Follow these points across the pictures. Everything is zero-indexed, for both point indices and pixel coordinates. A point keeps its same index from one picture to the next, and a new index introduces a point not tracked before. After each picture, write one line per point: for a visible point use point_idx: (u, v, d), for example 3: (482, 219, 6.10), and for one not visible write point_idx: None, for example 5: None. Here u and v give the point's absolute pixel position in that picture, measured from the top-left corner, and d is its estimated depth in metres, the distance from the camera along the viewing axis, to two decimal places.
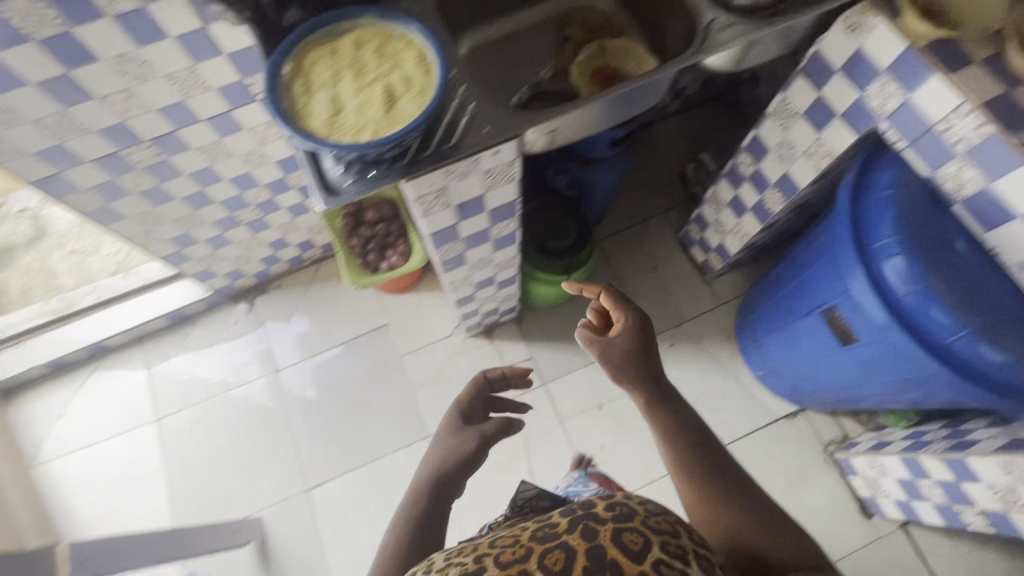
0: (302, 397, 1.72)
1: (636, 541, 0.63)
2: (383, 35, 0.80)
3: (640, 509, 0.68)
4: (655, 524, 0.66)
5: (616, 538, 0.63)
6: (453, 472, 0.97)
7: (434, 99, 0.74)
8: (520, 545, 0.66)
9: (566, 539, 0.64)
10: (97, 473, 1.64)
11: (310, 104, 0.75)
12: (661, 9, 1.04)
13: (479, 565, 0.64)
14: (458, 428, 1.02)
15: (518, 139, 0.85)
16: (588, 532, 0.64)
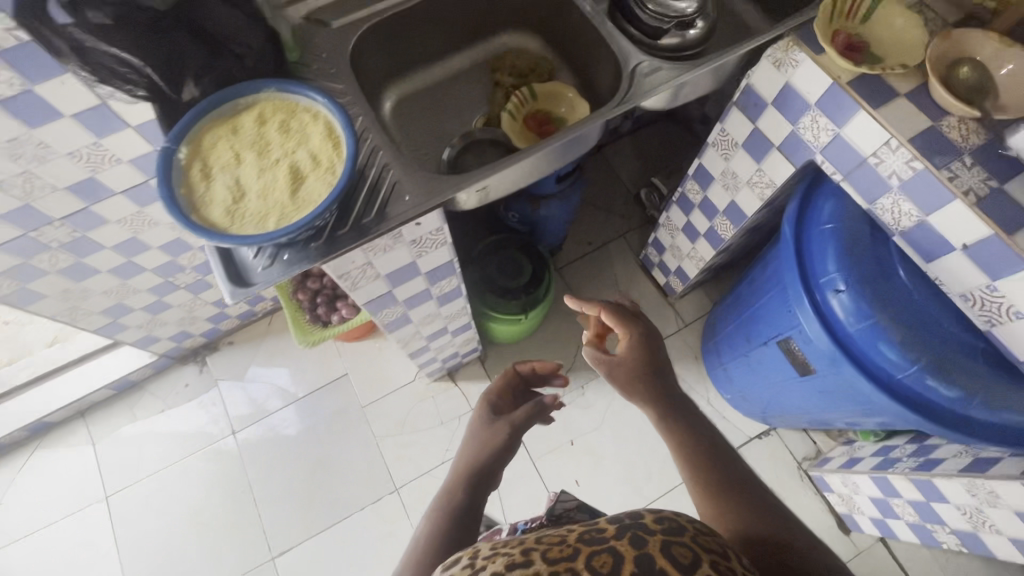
0: (262, 458, 1.65)
1: (690, 559, 0.52)
2: (288, 108, 0.75)
3: (691, 526, 0.58)
4: (707, 543, 0.55)
5: (669, 551, 0.52)
6: (485, 466, 0.86)
7: (343, 179, 0.69)
8: (568, 543, 0.55)
9: (616, 545, 0.53)
10: (44, 563, 1.53)
11: (211, 191, 0.70)
12: (588, 51, 1.01)
13: (523, 558, 0.53)
14: (490, 419, 0.91)
15: (442, 206, 0.81)
16: (640, 540, 0.53)
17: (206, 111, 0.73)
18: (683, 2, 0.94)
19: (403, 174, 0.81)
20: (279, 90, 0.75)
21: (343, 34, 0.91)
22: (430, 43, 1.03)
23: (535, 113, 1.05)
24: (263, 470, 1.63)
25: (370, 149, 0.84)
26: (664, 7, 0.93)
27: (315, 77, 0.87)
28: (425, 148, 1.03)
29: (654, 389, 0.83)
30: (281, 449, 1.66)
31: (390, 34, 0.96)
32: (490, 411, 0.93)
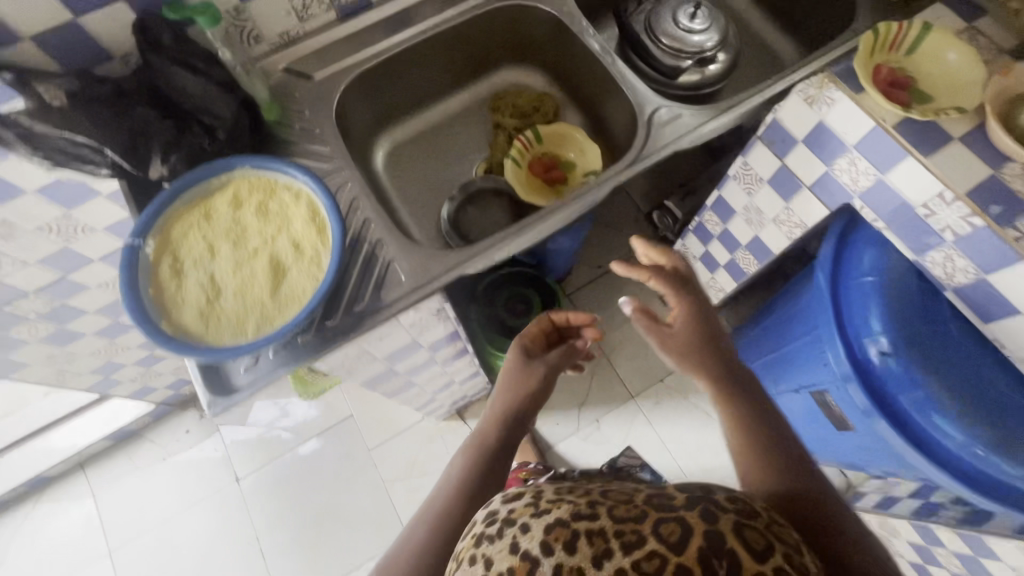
0: (268, 507, 1.59)
1: (762, 544, 0.39)
2: (266, 187, 0.67)
3: (764, 509, 0.45)
4: (780, 532, 0.42)
5: (742, 533, 0.40)
6: (520, 413, 0.78)
7: (330, 273, 0.61)
8: (635, 502, 0.43)
9: (687, 513, 0.41)
10: None
11: (183, 292, 0.62)
12: (596, 89, 0.92)
13: (589, 511, 0.42)
14: (527, 361, 0.83)
15: (441, 287, 0.72)
16: (711, 514, 0.41)
17: (173, 196, 0.65)
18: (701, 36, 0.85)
19: (398, 249, 0.73)
20: (254, 167, 0.67)
21: (326, 89, 0.83)
22: (422, 86, 0.95)
23: (540, 158, 0.95)
24: (269, 518, 1.57)
25: (361, 222, 0.75)
26: (680, 43, 0.84)
27: (298, 139, 0.79)
28: (424, 202, 0.94)
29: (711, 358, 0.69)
30: (287, 497, 1.59)
31: (376, 82, 0.88)
32: (524, 350, 0.84)
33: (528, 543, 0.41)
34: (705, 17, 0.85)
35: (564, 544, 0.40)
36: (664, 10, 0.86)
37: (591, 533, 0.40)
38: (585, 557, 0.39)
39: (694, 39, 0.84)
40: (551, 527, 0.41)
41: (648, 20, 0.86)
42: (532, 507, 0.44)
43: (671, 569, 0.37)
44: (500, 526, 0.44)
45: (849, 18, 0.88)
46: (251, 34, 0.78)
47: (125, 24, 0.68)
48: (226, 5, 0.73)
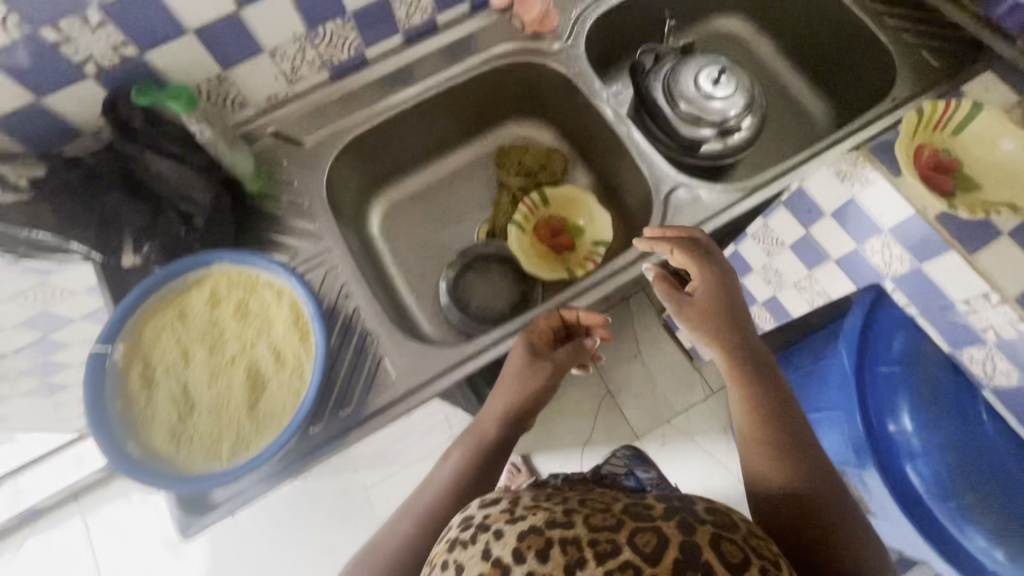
0: (258, 547, 1.47)
1: (738, 559, 0.36)
2: (247, 284, 0.62)
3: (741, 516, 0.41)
4: (756, 543, 0.39)
5: (717, 547, 0.37)
6: (524, 413, 0.66)
7: (312, 392, 0.56)
8: (612, 510, 0.40)
9: (663, 523, 0.38)
10: None
11: (153, 406, 0.57)
12: (608, 151, 0.86)
13: (564, 518, 0.39)
14: (536, 355, 0.67)
15: (436, 387, 0.67)
16: (686, 526, 0.38)
17: (144, 295, 0.59)
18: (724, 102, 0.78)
19: (393, 345, 0.68)
20: (233, 261, 0.61)
21: (317, 157, 0.77)
22: (420, 143, 0.88)
23: (546, 222, 0.88)
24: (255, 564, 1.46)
25: (348, 311, 0.70)
26: (701, 112, 0.77)
27: (284, 213, 0.73)
28: (421, 268, 0.88)
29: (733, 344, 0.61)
30: (278, 537, 1.47)
31: (369, 144, 0.82)
32: (533, 341, 0.68)
33: (501, 550, 0.37)
34: (729, 81, 0.77)
35: (537, 553, 0.37)
36: (685, 73, 0.79)
37: (567, 542, 0.37)
38: (558, 565, 0.36)
39: (717, 107, 0.77)
40: (525, 534, 0.38)
41: (667, 85, 0.79)
42: (509, 513, 0.40)
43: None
44: (474, 532, 0.40)
45: (888, 83, 0.81)
46: (235, 100, 0.72)
47: (94, 101, 0.62)
48: (207, 75, 0.67)
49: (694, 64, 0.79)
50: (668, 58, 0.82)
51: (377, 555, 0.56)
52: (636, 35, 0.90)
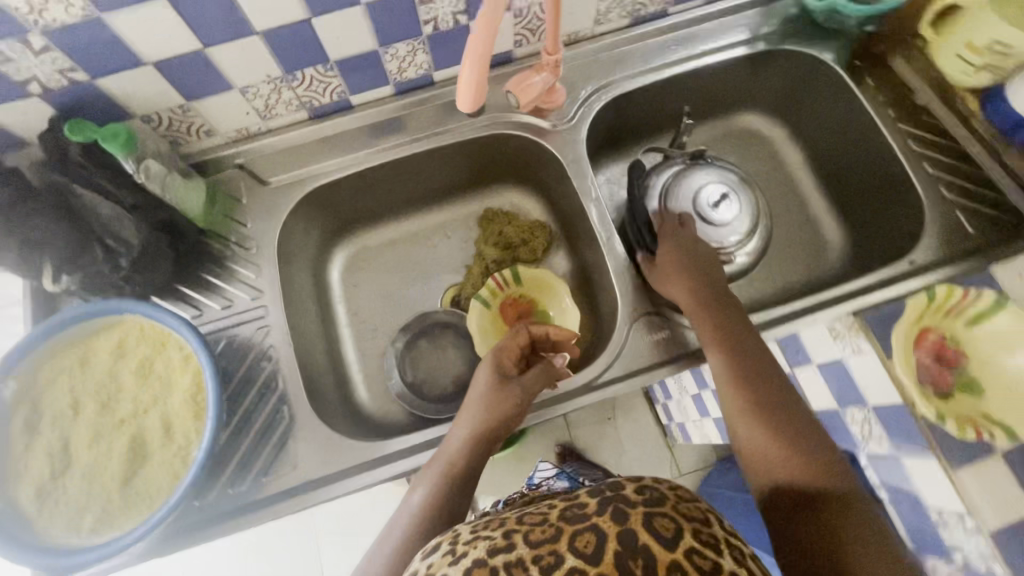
0: None
1: (673, 530, 0.35)
2: (156, 341, 0.58)
3: (671, 487, 0.40)
4: (689, 508, 0.38)
5: (651, 522, 0.35)
6: (494, 438, 0.61)
7: (188, 482, 0.53)
8: (550, 520, 0.38)
9: (599, 518, 0.36)
10: None
11: (27, 459, 0.54)
12: (590, 245, 0.80)
13: (504, 542, 0.37)
14: (500, 377, 0.64)
15: (336, 481, 0.63)
16: (621, 513, 0.36)
17: (46, 335, 0.57)
18: (728, 225, 0.71)
19: (305, 425, 0.64)
20: (145, 316, 0.58)
21: (279, 202, 0.73)
22: (402, 193, 0.84)
23: (513, 302, 0.82)
24: None
25: (266, 379, 0.66)
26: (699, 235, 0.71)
27: (231, 255, 0.70)
28: (374, 323, 0.84)
29: (727, 316, 0.62)
30: None
31: (340, 190, 0.78)
32: (500, 361, 0.65)
33: None
34: (734, 203, 0.71)
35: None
36: (690, 186, 0.72)
37: (511, 566, 0.35)
38: None
39: (711, 231, 0.71)
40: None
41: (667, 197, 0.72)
42: (451, 555, 0.38)
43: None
44: None
45: (913, 236, 0.72)
46: (201, 129, 0.68)
47: (41, 116, 0.59)
48: (169, 105, 0.63)
49: (702, 175, 0.72)
50: (676, 161, 0.75)
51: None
52: (650, 121, 0.83)
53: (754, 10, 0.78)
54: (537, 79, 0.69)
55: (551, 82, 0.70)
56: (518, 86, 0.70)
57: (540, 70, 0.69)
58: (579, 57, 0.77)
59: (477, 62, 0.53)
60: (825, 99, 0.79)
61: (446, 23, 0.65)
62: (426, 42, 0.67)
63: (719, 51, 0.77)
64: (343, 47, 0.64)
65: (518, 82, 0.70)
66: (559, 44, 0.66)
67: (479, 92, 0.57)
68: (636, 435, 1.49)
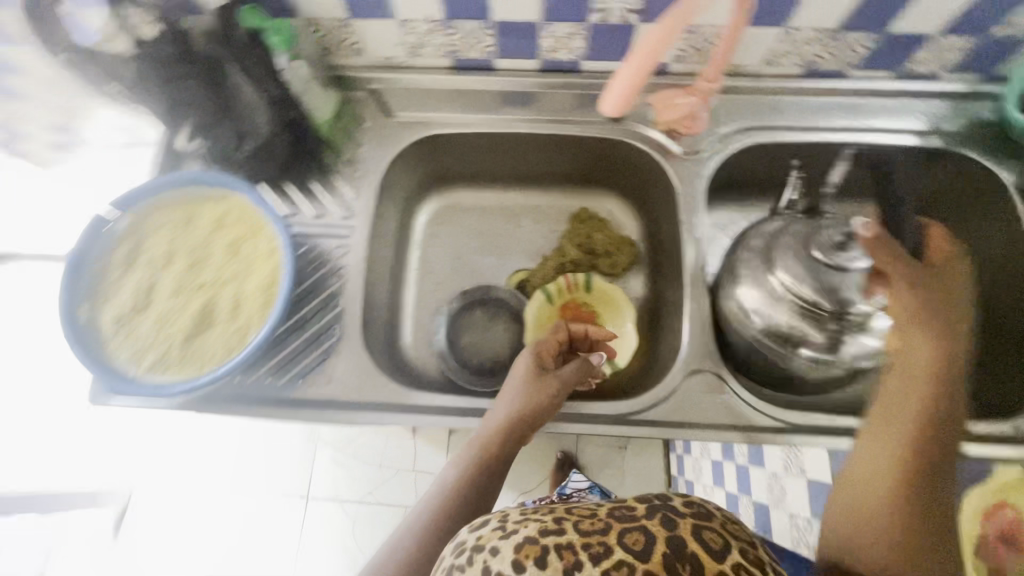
0: None
1: (721, 543, 0.41)
2: (251, 225, 0.62)
3: (718, 512, 0.46)
4: (734, 530, 0.44)
5: (700, 534, 0.42)
6: (528, 430, 0.62)
7: (238, 360, 0.56)
8: (599, 516, 0.44)
9: (649, 523, 0.43)
10: None
11: (118, 287, 0.60)
12: (671, 281, 0.77)
13: (555, 526, 0.43)
14: (539, 371, 0.65)
15: (356, 410, 0.65)
16: (671, 522, 0.43)
17: (170, 185, 0.63)
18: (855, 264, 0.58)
19: (349, 347, 0.67)
20: (253, 201, 0.62)
21: (396, 137, 0.76)
22: (508, 164, 0.84)
23: (576, 307, 0.81)
24: None
25: (329, 295, 0.69)
26: (800, 291, 0.60)
27: (337, 169, 0.74)
28: (439, 277, 0.86)
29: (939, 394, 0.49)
30: None
31: (455, 143, 0.79)
32: (541, 356, 0.67)
33: (501, 563, 0.41)
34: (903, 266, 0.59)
35: (536, 561, 0.40)
36: (812, 234, 0.62)
37: (561, 547, 0.41)
38: (554, 569, 0.39)
39: (817, 287, 0.59)
40: (521, 546, 0.42)
41: (773, 252, 0.64)
42: (501, 531, 0.44)
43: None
44: (470, 554, 0.44)
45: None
46: (354, 47, 0.71)
47: None
48: (335, 16, 0.66)
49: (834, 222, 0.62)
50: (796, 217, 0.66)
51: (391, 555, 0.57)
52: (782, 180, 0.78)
53: (942, 102, 0.71)
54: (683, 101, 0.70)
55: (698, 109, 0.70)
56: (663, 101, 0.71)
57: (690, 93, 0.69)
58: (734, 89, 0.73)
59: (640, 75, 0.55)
60: (982, 224, 0.70)
61: (614, 18, 0.64)
62: (588, 29, 0.66)
63: (886, 133, 0.71)
64: (509, 12, 0.64)
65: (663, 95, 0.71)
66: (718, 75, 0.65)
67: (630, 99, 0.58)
68: (640, 474, 1.44)
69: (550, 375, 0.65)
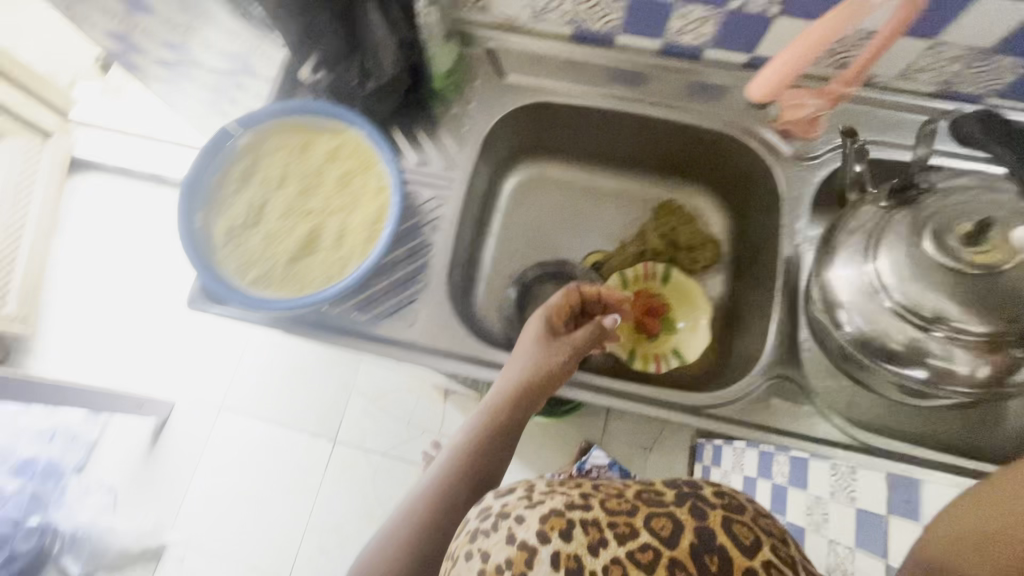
0: (259, 350, 1.69)
1: (749, 539, 0.54)
2: (363, 161, 0.64)
3: (751, 507, 0.59)
4: (765, 526, 0.57)
5: (730, 528, 0.55)
6: (539, 395, 0.66)
7: (337, 288, 0.58)
8: (626, 498, 0.58)
9: (677, 510, 0.56)
10: (75, 287, 1.70)
11: (232, 202, 0.62)
12: (756, 287, 0.77)
13: (580, 502, 0.58)
14: (547, 336, 0.68)
15: (436, 356, 0.67)
16: (701, 513, 0.56)
17: (291, 112, 0.64)
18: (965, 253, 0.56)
19: (430, 297, 0.69)
20: (368, 138, 0.64)
21: (505, 100, 0.76)
22: (606, 146, 0.84)
23: (649, 294, 0.82)
24: (249, 351, 1.69)
25: (423, 242, 0.71)
26: (917, 298, 0.57)
27: (444, 123, 0.75)
28: (518, 246, 0.87)
29: None
30: (280, 354, 1.69)
31: (561, 115, 0.80)
32: (549, 324, 0.69)
33: (527, 534, 0.55)
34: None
35: (561, 534, 0.54)
36: (929, 229, 0.58)
37: (588, 524, 0.55)
38: (580, 544, 0.54)
39: (938, 294, 0.56)
40: (548, 519, 0.55)
41: (872, 249, 0.61)
42: (526, 501, 0.59)
43: (666, 556, 0.53)
44: (496, 521, 0.57)
45: None
46: (481, 3, 0.72)
47: None
48: None
49: (947, 212, 0.58)
50: (889, 206, 0.63)
51: (414, 505, 0.65)
52: None
53: None
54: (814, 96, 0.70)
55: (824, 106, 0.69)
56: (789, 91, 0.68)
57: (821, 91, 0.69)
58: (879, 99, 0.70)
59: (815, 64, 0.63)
60: None
61: (755, 9, 0.63)
62: (724, 16, 0.65)
63: None
64: None
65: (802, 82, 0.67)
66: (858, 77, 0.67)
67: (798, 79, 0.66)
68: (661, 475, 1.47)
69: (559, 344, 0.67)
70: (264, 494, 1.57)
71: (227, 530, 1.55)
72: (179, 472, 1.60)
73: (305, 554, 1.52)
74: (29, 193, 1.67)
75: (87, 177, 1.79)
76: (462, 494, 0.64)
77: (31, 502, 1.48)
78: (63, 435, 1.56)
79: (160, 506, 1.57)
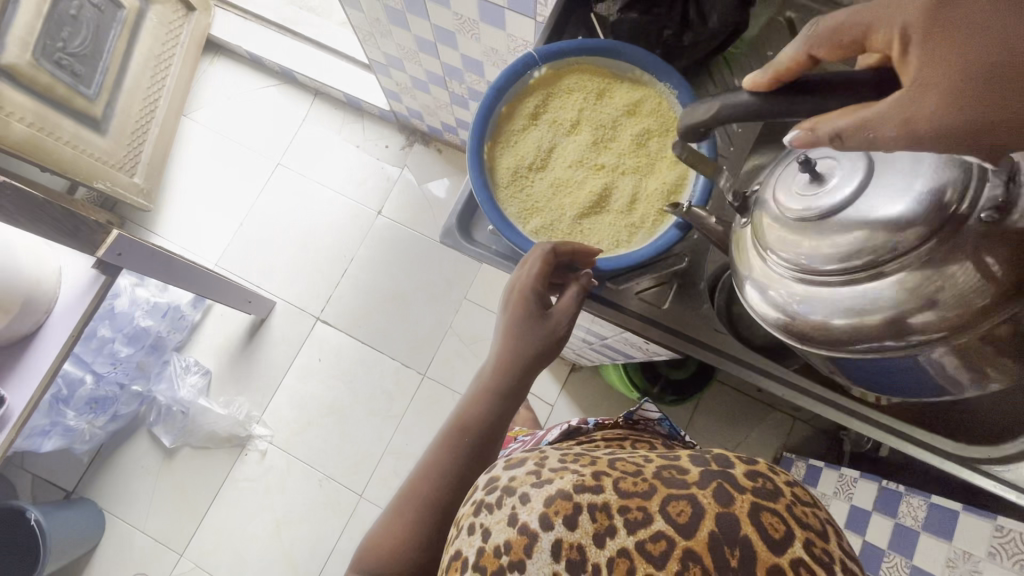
0: (366, 270, 1.70)
1: (783, 533, 0.36)
2: (662, 122, 0.65)
3: (789, 488, 0.40)
4: (807, 513, 0.39)
5: (759, 518, 0.37)
6: (540, 360, 0.68)
7: (634, 260, 0.61)
8: (643, 476, 0.42)
9: (700, 493, 0.39)
10: (199, 170, 1.72)
11: (524, 139, 0.65)
12: None
13: (592, 483, 0.41)
14: (538, 314, 0.66)
15: (654, 327, 0.74)
16: (727, 497, 0.38)
17: (598, 55, 0.66)
18: (830, 193, 0.48)
19: (677, 282, 0.74)
20: (676, 97, 0.65)
21: None
22: None
23: None
24: (355, 269, 1.70)
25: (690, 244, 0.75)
26: (838, 260, 0.49)
27: None
28: None
29: None
30: (383, 278, 1.69)
31: None
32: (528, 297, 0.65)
33: (527, 515, 0.41)
34: (836, 162, 0.50)
35: (565, 520, 0.40)
36: (775, 213, 0.52)
37: (596, 509, 0.40)
38: (585, 534, 0.39)
39: (849, 238, 0.48)
40: (552, 501, 0.41)
41: (767, 250, 0.54)
42: (534, 477, 0.44)
43: (678, 554, 0.37)
44: (499, 495, 0.44)
45: None
46: None
47: None
48: None
49: (771, 189, 0.54)
50: (746, 218, 0.57)
51: (412, 495, 0.61)
52: None
53: None
54: (868, 140, 0.40)
55: (823, 138, 0.42)
56: (1011, 99, 0.35)
57: (849, 131, 0.40)
58: (776, 111, 0.45)
59: (918, 29, 0.38)
60: None
61: None
62: None
63: None
64: None
65: (939, 88, 0.37)
66: (788, 137, 0.43)
67: (939, 65, 0.36)
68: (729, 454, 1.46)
69: (544, 314, 0.66)
70: (347, 408, 1.62)
71: (307, 434, 1.61)
72: (275, 368, 1.66)
73: (380, 476, 1.57)
74: (167, 66, 1.63)
75: (217, 58, 1.79)
76: (462, 470, 0.62)
77: (136, 369, 1.54)
78: (172, 314, 1.60)
79: (251, 397, 1.64)
